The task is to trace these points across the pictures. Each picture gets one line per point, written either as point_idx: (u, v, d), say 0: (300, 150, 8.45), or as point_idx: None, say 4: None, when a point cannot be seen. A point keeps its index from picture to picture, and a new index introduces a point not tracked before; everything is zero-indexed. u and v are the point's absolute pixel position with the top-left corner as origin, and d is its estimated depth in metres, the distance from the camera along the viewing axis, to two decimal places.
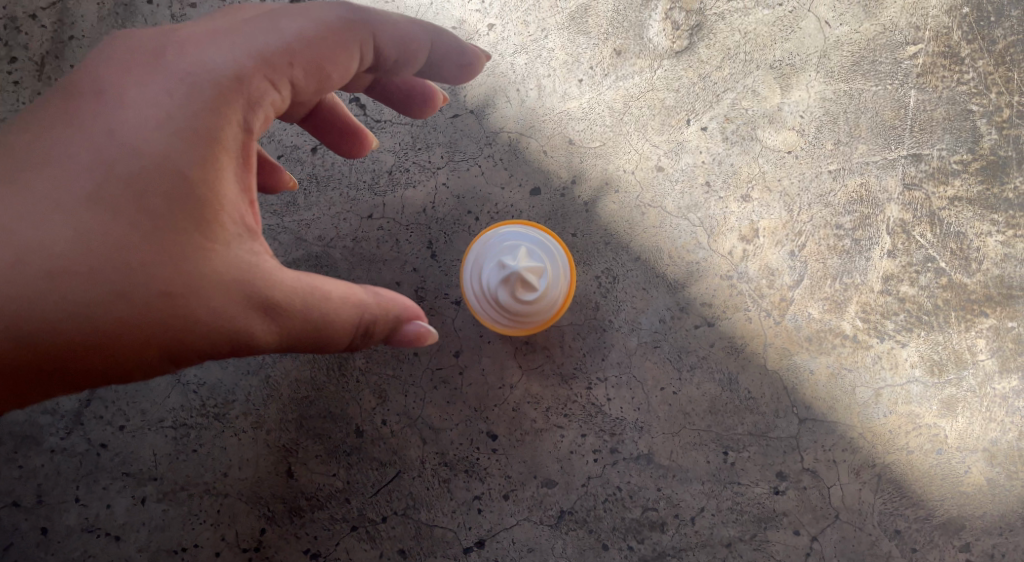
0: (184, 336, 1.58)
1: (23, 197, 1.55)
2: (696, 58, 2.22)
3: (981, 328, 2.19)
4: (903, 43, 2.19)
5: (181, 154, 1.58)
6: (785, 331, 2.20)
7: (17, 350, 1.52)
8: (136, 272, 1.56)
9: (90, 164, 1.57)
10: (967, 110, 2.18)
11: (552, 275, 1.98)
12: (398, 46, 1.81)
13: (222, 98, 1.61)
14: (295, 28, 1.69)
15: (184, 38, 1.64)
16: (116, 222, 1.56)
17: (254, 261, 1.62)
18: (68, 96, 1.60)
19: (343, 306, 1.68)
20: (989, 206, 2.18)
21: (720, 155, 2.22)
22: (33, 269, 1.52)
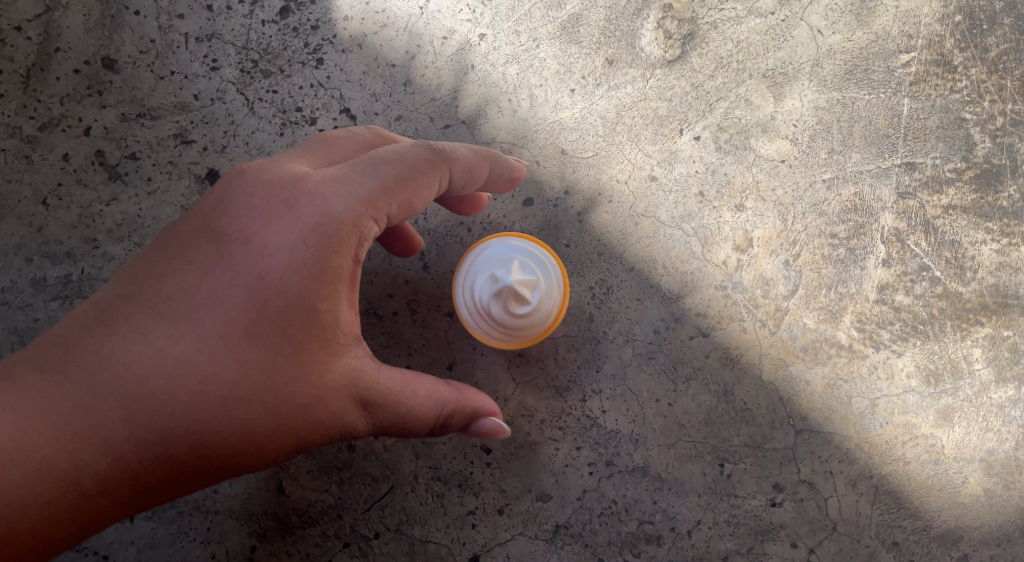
0: (305, 442, 1.71)
1: (181, 330, 1.67)
2: (688, 67, 2.20)
3: (976, 338, 2.18)
4: (896, 51, 2.17)
5: (310, 292, 1.69)
6: (781, 341, 2.19)
7: (165, 467, 1.66)
8: (271, 398, 1.68)
9: (233, 299, 1.68)
10: (960, 118, 2.16)
11: (545, 288, 1.96)
12: (466, 172, 1.91)
13: (339, 240, 1.71)
14: (397, 173, 1.78)
15: (311, 181, 1.73)
16: (256, 353, 1.67)
17: (366, 372, 1.74)
18: (211, 233, 1.71)
19: (429, 404, 1.79)
20: (983, 214, 2.17)
21: (713, 164, 2.20)
22: (184, 396, 1.66)
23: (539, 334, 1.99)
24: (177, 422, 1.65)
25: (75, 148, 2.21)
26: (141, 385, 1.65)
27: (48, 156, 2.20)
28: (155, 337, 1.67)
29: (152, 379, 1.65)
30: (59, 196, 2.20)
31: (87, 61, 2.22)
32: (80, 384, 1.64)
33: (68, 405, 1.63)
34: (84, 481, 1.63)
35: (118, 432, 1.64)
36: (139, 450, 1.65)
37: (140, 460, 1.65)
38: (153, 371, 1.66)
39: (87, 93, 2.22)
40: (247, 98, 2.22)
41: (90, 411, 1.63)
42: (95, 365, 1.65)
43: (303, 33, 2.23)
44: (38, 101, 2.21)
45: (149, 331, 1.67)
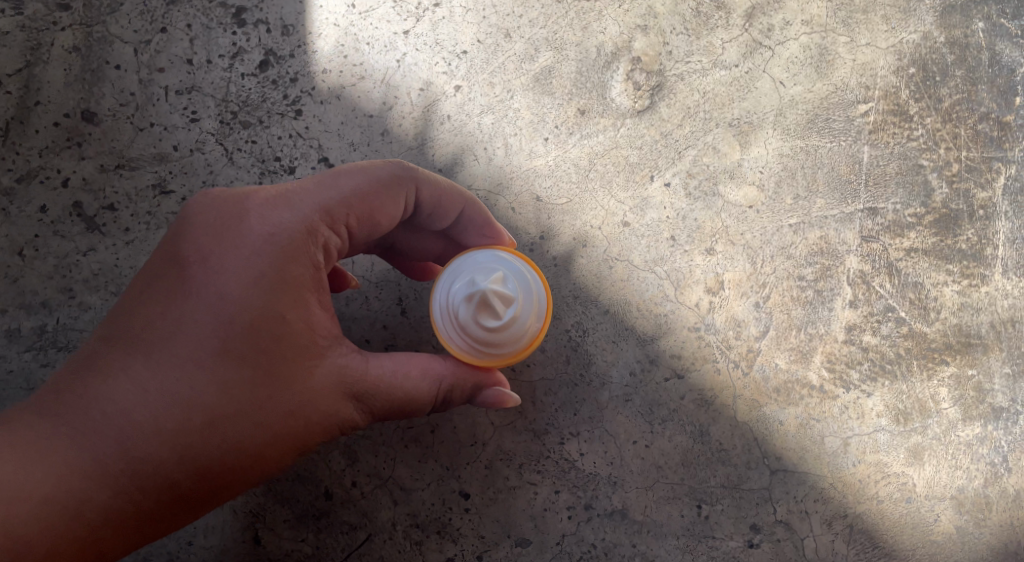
0: (302, 444, 1.77)
1: (156, 358, 1.74)
2: (657, 117, 2.25)
3: (942, 377, 2.24)
4: (855, 101, 2.22)
5: (277, 303, 1.75)
6: (754, 382, 2.23)
7: (169, 493, 1.74)
8: (257, 408, 1.74)
9: (201, 322, 1.74)
10: (917, 165, 2.22)
11: (524, 306, 1.80)
12: (437, 200, 1.96)
13: (298, 251, 1.78)
14: (349, 180, 1.85)
15: (260, 199, 1.79)
16: (233, 371, 1.74)
17: (351, 367, 1.79)
18: (170, 263, 1.77)
19: (424, 382, 1.83)
20: (943, 257, 2.24)
21: (683, 210, 2.26)
22: (170, 421, 1.73)
23: (508, 355, 1.83)
24: (170, 446, 1.73)
25: (54, 199, 2.22)
26: (127, 415, 1.73)
27: (26, 207, 2.22)
28: (134, 369, 1.74)
29: (137, 408, 1.73)
30: (35, 247, 2.21)
31: (67, 114, 2.24)
32: (71, 424, 1.73)
33: (63, 444, 1.72)
34: (91, 514, 1.72)
35: (113, 464, 1.72)
36: (139, 480, 1.73)
37: (142, 490, 1.73)
38: (139, 402, 1.73)
39: (66, 145, 2.24)
40: (226, 149, 2.25)
41: (86, 450, 1.72)
42: (83, 403, 1.74)
43: (282, 85, 2.27)
44: (17, 153, 2.22)
45: (128, 365, 1.75)
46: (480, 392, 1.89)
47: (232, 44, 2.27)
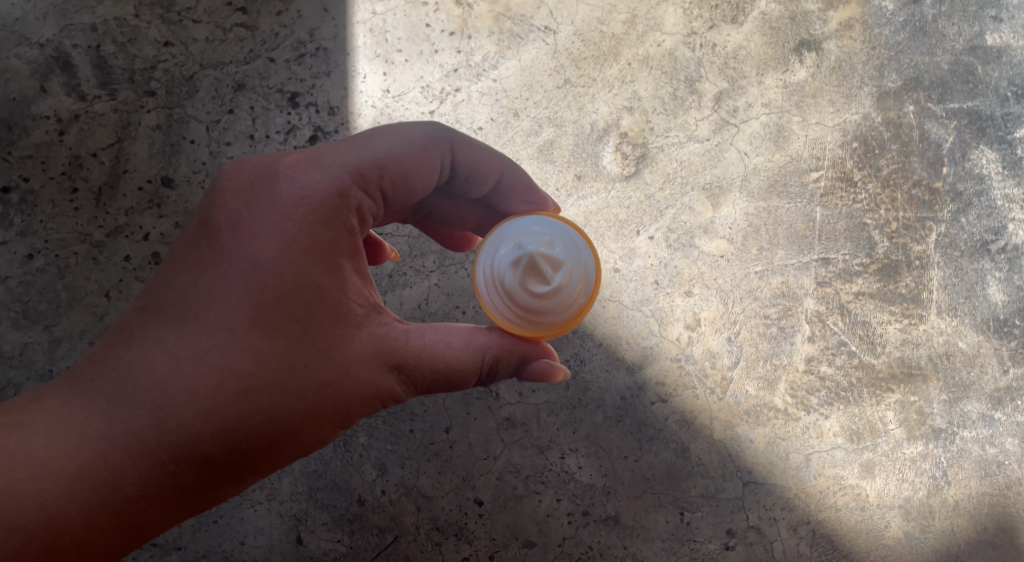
0: (337, 412, 1.87)
1: (189, 328, 1.85)
2: (641, 181, 2.64)
3: (889, 402, 2.63)
4: (807, 169, 2.62)
5: (308, 270, 1.86)
6: (727, 405, 2.62)
7: (204, 462, 1.85)
8: (290, 373, 1.85)
9: (232, 291, 1.86)
10: (862, 223, 2.62)
11: (574, 270, 1.82)
12: (474, 161, 2.09)
13: (330, 215, 1.90)
14: (382, 142, 1.99)
15: (290, 163, 1.92)
16: (265, 338, 1.85)
17: (386, 335, 1.89)
18: (202, 234, 1.89)
19: (463, 351, 1.90)
20: (887, 300, 2.64)
21: (665, 258, 2.65)
22: (204, 389, 1.84)
23: (558, 323, 1.85)
24: (204, 414, 1.83)
25: (136, 251, 2.54)
26: (162, 384, 1.84)
27: (113, 257, 2.54)
28: (168, 339, 1.85)
29: (173, 375, 1.84)
30: (118, 290, 2.53)
31: (149, 180, 2.59)
32: (108, 395, 1.85)
33: (101, 415, 1.84)
34: (125, 486, 1.83)
35: (148, 431, 1.83)
36: (173, 450, 1.83)
37: (177, 460, 1.84)
38: (172, 371, 1.84)
39: (148, 206, 2.57)
40: None
41: (122, 421, 1.83)
42: (118, 375, 1.85)
43: None
44: (106, 213, 2.56)
45: (161, 337, 1.86)
46: (526, 363, 1.93)
47: (287, 122, 2.60)
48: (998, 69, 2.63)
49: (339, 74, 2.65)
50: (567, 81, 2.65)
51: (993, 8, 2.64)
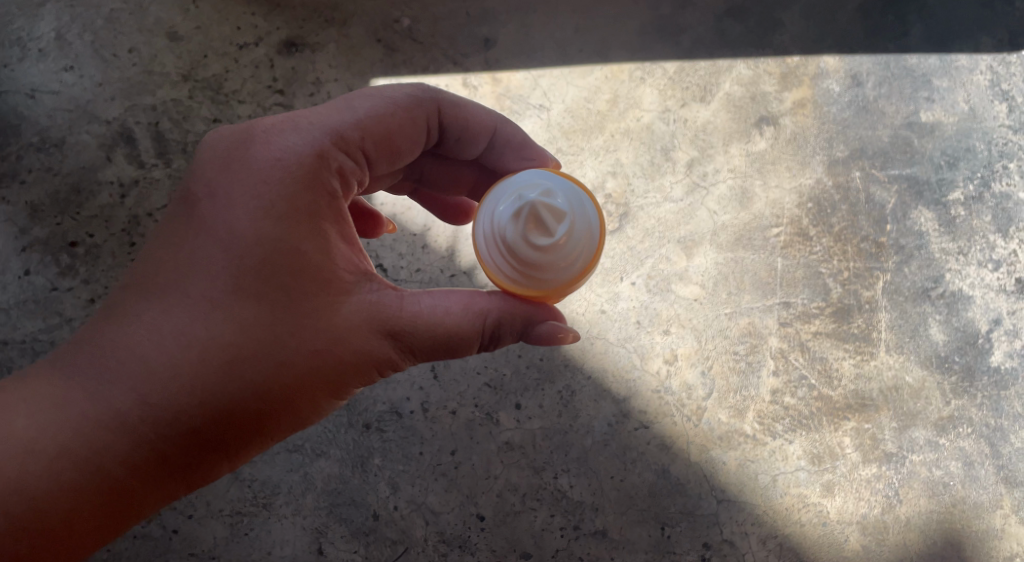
0: (318, 376, 2.00)
1: (171, 301, 1.99)
2: (624, 235, 3.00)
3: (845, 429, 2.98)
4: (769, 225, 3.00)
5: (286, 236, 1.99)
6: (702, 431, 2.97)
7: (189, 433, 1.99)
8: (274, 344, 1.99)
9: (212, 264, 2.00)
10: (818, 272, 3.00)
11: (575, 222, 1.95)
12: (465, 121, 2.25)
13: (312, 183, 2.03)
14: (364, 105, 2.12)
15: (267, 129, 2.04)
16: (244, 308, 1.98)
17: (371, 300, 2.03)
18: (184, 210, 2.03)
19: (460, 313, 2.02)
20: (841, 339, 3.00)
21: (646, 301, 3.01)
22: (186, 360, 1.97)
23: (562, 275, 1.98)
24: (186, 384, 1.97)
25: None
26: (146, 358, 1.98)
27: None
28: (150, 314, 2.00)
29: (156, 349, 1.98)
30: None
31: None
32: (93, 371, 1.99)
33: (88, 390, 1.97)
34: (111, 462, 1.97)
35: (133, 404, 1.97)
36: (157, 423, 1.97)
37: (161, 433, 1.98)
38: (155, 344, 1.98)
39: None
40: None
41: (108, 397, 1.97)
42: (104, 350, 1.99)
43: None
44: None
45: (144, 313, 2.00)
46: (533, 326, 2.05)
47: None
48: (932, 142, 3.04)
49: None
50: (559, 148, 2.98)
51: (927, 89, 3.06)
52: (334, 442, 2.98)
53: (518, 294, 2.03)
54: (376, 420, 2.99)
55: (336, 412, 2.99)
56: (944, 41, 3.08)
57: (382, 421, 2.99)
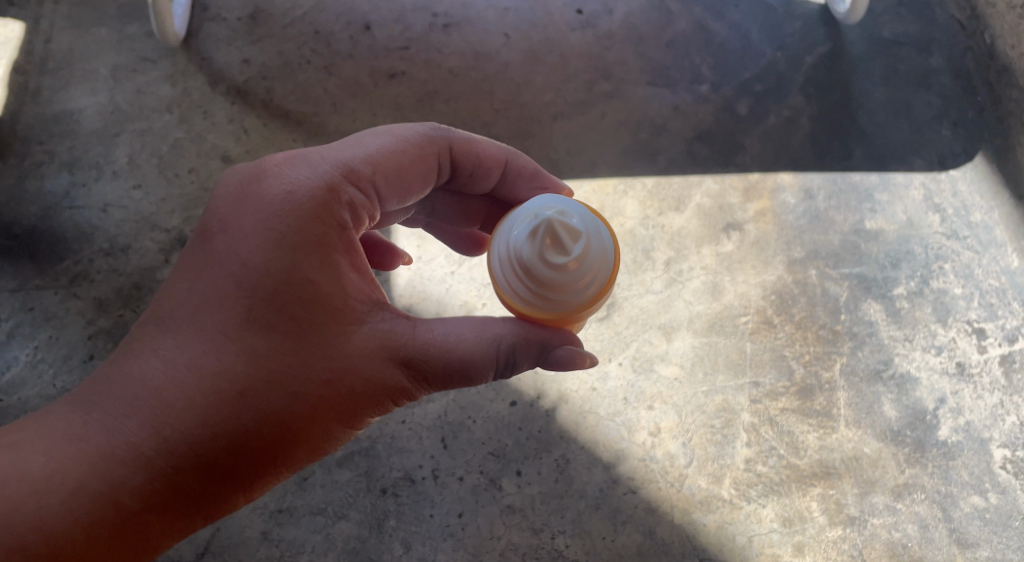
0: (322, 398, 2.30)
1: (189, 333, 2.32)
2: (611, 322, 3.46)
3: (812, 494, 3.32)
4: (738, 314, 3.47)
5: (295, 268, 2.31)
6: (685, 496, 3.32)
7: (203, 455, 2.29)
8: (285, 366, 2.30)
9: (226, 296, 2.32)
10: (782, 354, 3.44)
11: (589, 242, 2.25)
12: (478, 156, 2.60)
13: (323, 217, 2.35)
14: (376, 144, 2.48)
15: (279, 169, 2.38)
16: (253, 337, 2.30)
17: (373, 327, 2.34)
18: (202, 247, 2.36)
19: (472, 338, 2.34)
20: (806, 414, 3.39)
21: (632, 379, 3.42)
22: (202, 386, 2.29)
23: (575, 289, 2.27)
24: (201, 411, 2.28)
25: None
26: (166, 384, 2.30)
27: None
28: (171, 346, 2.32)
29: (176, 375, 2.30)
30: None
31: None
32: (119, 399, 2.30)
33: (114, 417, 2.29)
34: (131, 488, 2.27)
35: (156, 426, 2.28)
36: (174, 448, 2.28)
37: (178, 456, 2.28)
38: (174, 373, 2.30)
39: None
40: None
41: (131, 423, 2.28)
42: (128, 380, 2.31)
43: None
44: None
45: (164, 345, 2.32)
46: (552, 349, 2.36)
47: None
48: (877, 245, 3.55)
49: None
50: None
51: (869, 202, 3.60)
52: (354, 505, 3.34)
53: (534, 307, 2.31)
54: (391, 485, 3.36)
55: (356, 478, 3.37)
56: (883, 161, 3.65)
57: (396, 487, 3.36)
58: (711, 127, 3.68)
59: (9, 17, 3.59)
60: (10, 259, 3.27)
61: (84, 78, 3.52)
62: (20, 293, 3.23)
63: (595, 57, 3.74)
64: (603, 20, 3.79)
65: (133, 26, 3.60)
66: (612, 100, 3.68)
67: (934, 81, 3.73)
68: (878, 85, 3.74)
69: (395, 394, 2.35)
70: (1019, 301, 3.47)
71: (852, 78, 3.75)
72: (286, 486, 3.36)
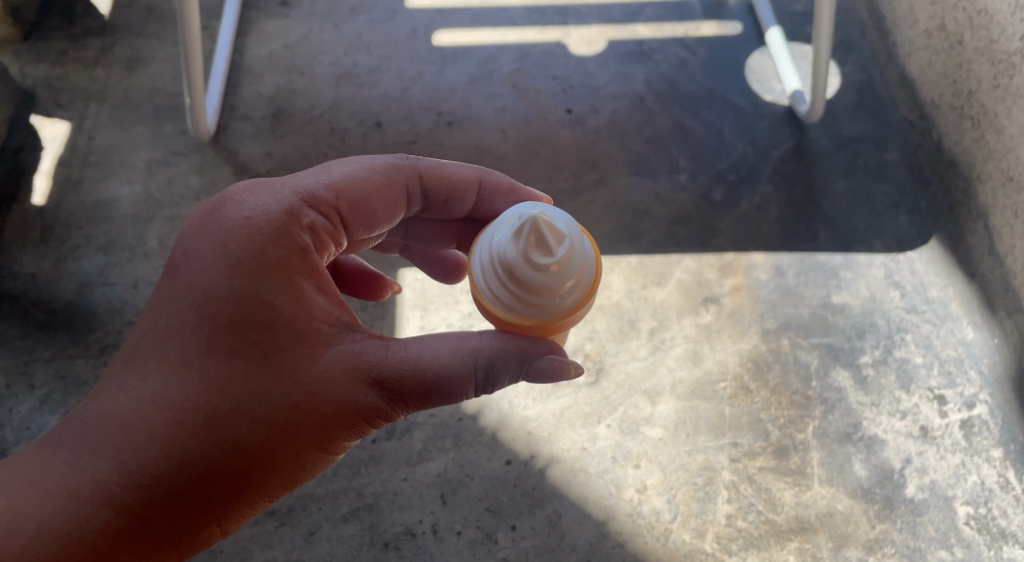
0: (292, 423, 2.23)
1: (149, 368, 2.25)
2: (600, 386, 3.81)
3: (790, 548, 3.53)
4: (717, 380, 3.81)
5: (258, 294, 2.25)
6: (670, 550, 3.52)
7: (169, 492, 2.21)
8: (250, 394, 2.23)
9: (187, 326, 2.25)
10: (759, 418, 3.74)
11: (572, 246, 2.19)
12: (450, 180, 2.58)
13: (284, 239, 2.31)
14: (340, 171, 2.47)
15: (238, 197, 2.35)
16: (216, 366, 2.23)
17: (342, 349, 2.28)
18: (162, 281, 2.31)
19: (447, 355, 2.26)
20: (782, 473, 3.65)
21: (620, 440, 3.71)
22: (164, 420, 2.21)
23: (559, 294, 2.20)
24: (164, 445, 2.20)
25: None
26: (126, 421, 2.22)
27: None
28: (132, 381, 2.25)
29: (136, 409, 2.22)
30: None
31: None
32: (79, 436, 2.22)
33: (74, 460, 2.20)
34: (93, 532, 2.17)
35: (119, 462, 2.20)
36: (137, 487, 2.19)
37: (142, 496, 2.19)
38: (135, 409, 2.22)
39: None
40: None
41: (91, 465, 2.20)
42: (88, 420, 2.23)
43: None
44: None
45: (125, 382, 2.25)
46: (536, 361, 2.27)
47: None
48: (844, 317, 3.96)
49: (389, 319, 3.73)
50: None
51: (835, 278, 4.04)
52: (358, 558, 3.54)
53: (517, 312, 2.23)
54: (393, 540, 3.58)
55: (361, 532, 3.58)
56: (848, 242, 4.13)
57: (398, 541, 3.58)
58: (690, 211, 4.17)
59: (56, 118, 4.43)
60: (47, 331, 3.82)
61: (121, 171, 4.27)
62: (53, 362, 3.74)
63: (584, 150, 4.30)
64: (590, 118, 4.41)
65: (168, 126, 4.41)
66: (600, 186, 4.21)
67: (890, 172, 4.32)
68: (840, 177, 4.30)
69: (371, 415, 2.28)
70: (974, 371, 3.85)
71: (817, 168, 4.31)
72: (294, 540, 3.57)
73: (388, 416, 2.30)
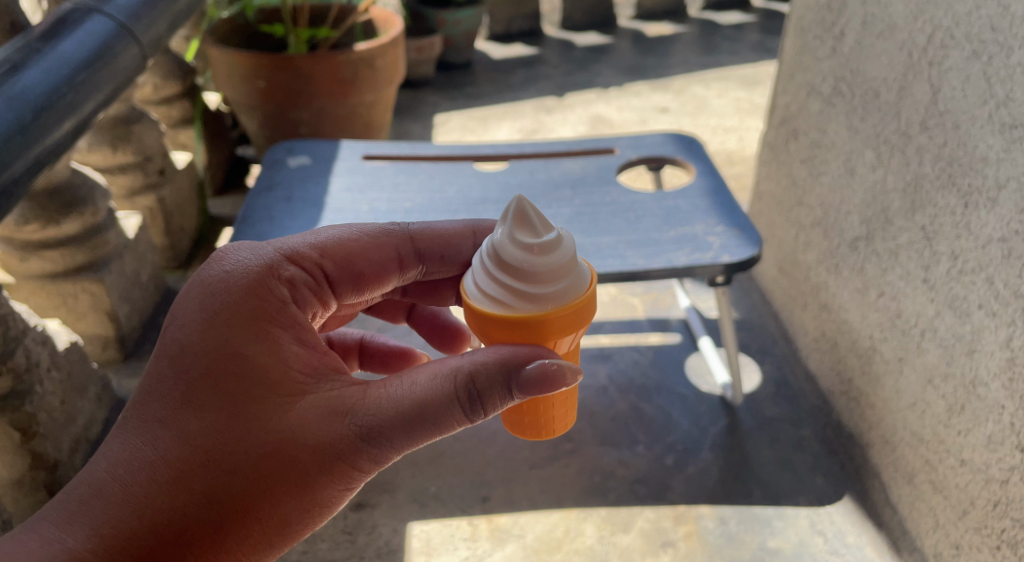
0: (265, 465, 2.51)
1: (132, 427, 2.52)
2: None
3: None
4: None
5: (231, 347, 2.57)
6: None
7: (151, 544, 2.45)
8: (223, 444, 2.50)
9: (166, 385, 2.55)
10: None
11: (554, 237, 2.73)
12: (443, 235, 3.05)
13: (259, 295, 2.66)
14: (328, 235, 2.91)
15: (218, 264, 2.72)
16: (191, 420, 2.51)
17: (311, 392, 2.59)
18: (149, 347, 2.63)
19: (411, 389, 2.57)
20: None
21: None
22: (144, 473, 2.47)
23: (538, 276, 2.67)
24: (145, 498, 2.46)
25: None
26: (109, 478, 2.47)
27: None
28: (115, 443, 2.51)
29: (118, 469, 2.48)
30: None
31: None
32: (65, 501, 2.47)
33: (59, 524, 2.43)
34: None
35: (98, 525, 2.42)
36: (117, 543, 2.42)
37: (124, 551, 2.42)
38: (117, 467, 2.48)
39: None
40: None
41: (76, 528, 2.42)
42: (74, 488, 2.48)
43: None
44: None
45: (111, 445, 2.52)
46: (516, 374, 2.57)
47: None
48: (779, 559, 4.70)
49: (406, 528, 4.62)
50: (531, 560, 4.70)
51: (769, 526, 4.87)
52: None
53: (504, 301, 2.70)
54: None
55: None
56: (777, 498, 5.02)
57: None
58: (647, 474, 5.21)
59: None
60: None
61: None
62: None
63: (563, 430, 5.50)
64: None
65: None
66: (574, 454, 5.34)
67: (805, 444, 5.37)
68: (767, 448, 5.34)
69: (340, 452, 2.55)
70: None
71: (747, 441, 5.40)
72: None
73: (360, 455, 2.56)
